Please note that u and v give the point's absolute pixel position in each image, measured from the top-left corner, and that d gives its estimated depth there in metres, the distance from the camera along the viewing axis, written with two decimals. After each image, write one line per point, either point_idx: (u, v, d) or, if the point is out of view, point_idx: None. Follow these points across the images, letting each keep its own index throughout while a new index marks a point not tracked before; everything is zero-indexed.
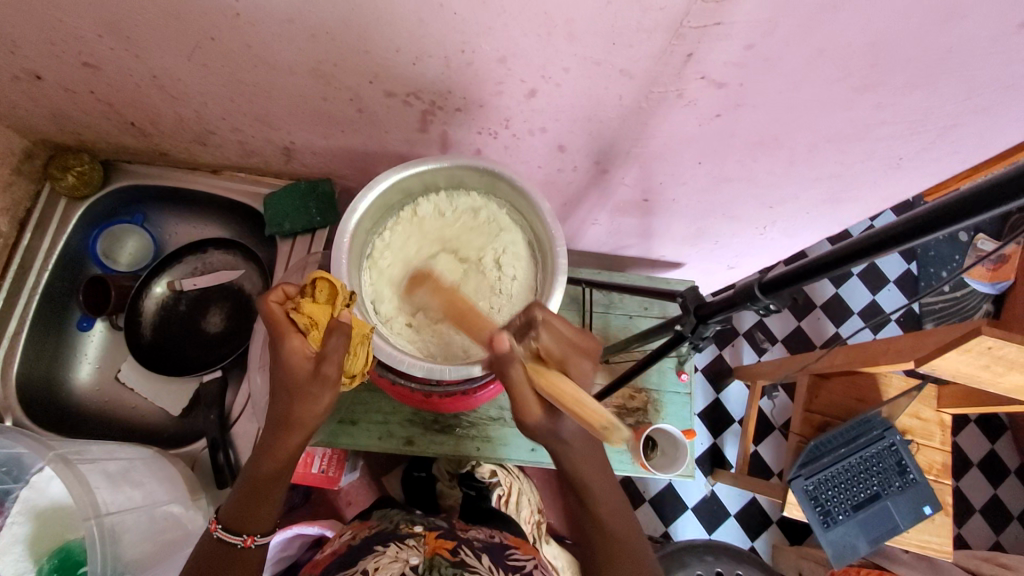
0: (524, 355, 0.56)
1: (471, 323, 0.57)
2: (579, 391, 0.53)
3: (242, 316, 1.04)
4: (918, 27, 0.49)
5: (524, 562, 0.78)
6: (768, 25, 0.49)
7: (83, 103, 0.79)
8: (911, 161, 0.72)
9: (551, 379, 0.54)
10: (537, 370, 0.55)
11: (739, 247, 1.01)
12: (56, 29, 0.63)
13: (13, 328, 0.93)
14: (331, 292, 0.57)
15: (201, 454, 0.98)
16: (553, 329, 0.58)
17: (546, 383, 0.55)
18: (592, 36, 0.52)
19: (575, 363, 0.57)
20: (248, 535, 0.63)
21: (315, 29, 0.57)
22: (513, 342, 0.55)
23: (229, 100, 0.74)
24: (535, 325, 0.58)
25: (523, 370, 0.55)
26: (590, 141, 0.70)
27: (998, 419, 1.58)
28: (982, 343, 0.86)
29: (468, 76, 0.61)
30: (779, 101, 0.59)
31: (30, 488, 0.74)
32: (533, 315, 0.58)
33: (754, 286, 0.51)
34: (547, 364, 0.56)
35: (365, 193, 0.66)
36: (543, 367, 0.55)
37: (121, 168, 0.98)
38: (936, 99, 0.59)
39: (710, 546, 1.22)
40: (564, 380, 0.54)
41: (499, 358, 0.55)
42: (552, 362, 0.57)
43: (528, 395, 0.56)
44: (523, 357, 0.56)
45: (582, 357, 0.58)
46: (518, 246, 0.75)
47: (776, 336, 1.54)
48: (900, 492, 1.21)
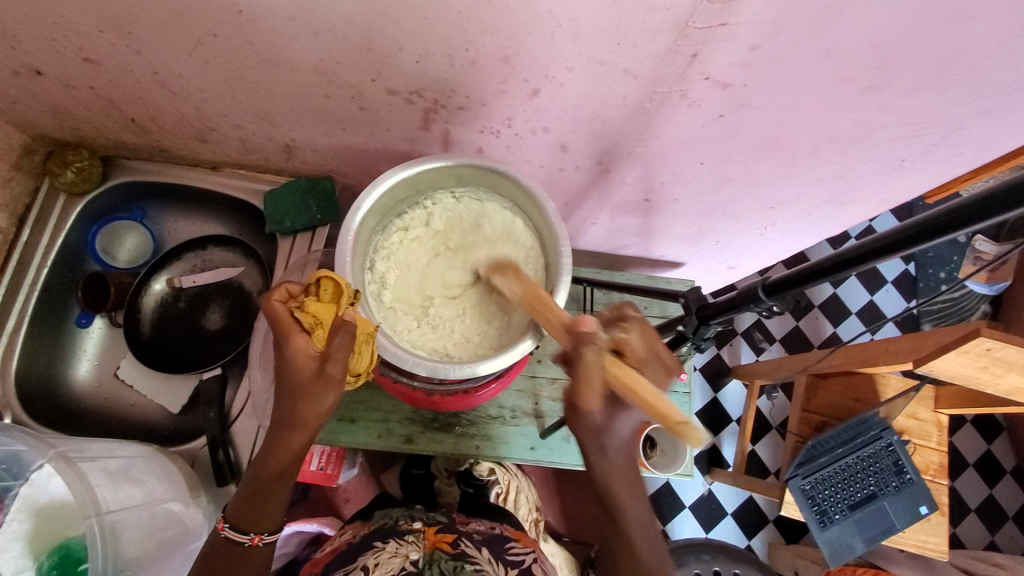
0: (606, 345, 0.55)
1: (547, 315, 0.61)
2: (657, 391, 0.53)
3: (241, 313, 1.04)
4: (923, 29, 0.49)
5: (524, 555, 0.78)
6: (773, 27, 0.49)
7: (82, 99, 0.79)
8: (913, 163, 0.72)
9: (627, 372, 0.54)
10: (617, 362, 0.55)
11: (740, 247, 1.01)
12: (57, 24, 0.63)
13: (12, 324, 0.93)
14: (335, 291, 0.57)
15: (200, 451, 0.98)
16: (644, 327, 0.58)
17: (623, 376, 0.54)
18: (596, 35, 0.52)
19: (654, 367, 0.57)
20: (256, 533, 0.63)
21: (318, 27, 0.57)
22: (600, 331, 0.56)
23: (230, 97, 0.73)
24: (625, 321, 0.58)
25: (601, 358, 0.54)
26: (593, 140, 0.70)
27: (995, 420, 1.59)
28: (981, 345, 0.86)
29: (472, 75, 0.61)
30: (783, 103, 0.59)
31: (29, 486, 0.73)
32: (625, 311, 0.59)
33: (756, 288, 0.50)
34: (627, 358, 0.56)
35: (368, 192, 0.66)
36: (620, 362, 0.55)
37: (121, 164, 0.97)
38: (940, 102, 0.59)
39: (707, 545, 1.23)
40: (642, 379, 0.54)
41: (581, 338, 0.55)
42: (633, 359, 0.56)
43: (596, 384, 0.54)
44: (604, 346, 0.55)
45: (659, 365, 0.58)
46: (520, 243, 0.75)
47: (774, 336, 1.55)
48: (896, 492, 1.21)
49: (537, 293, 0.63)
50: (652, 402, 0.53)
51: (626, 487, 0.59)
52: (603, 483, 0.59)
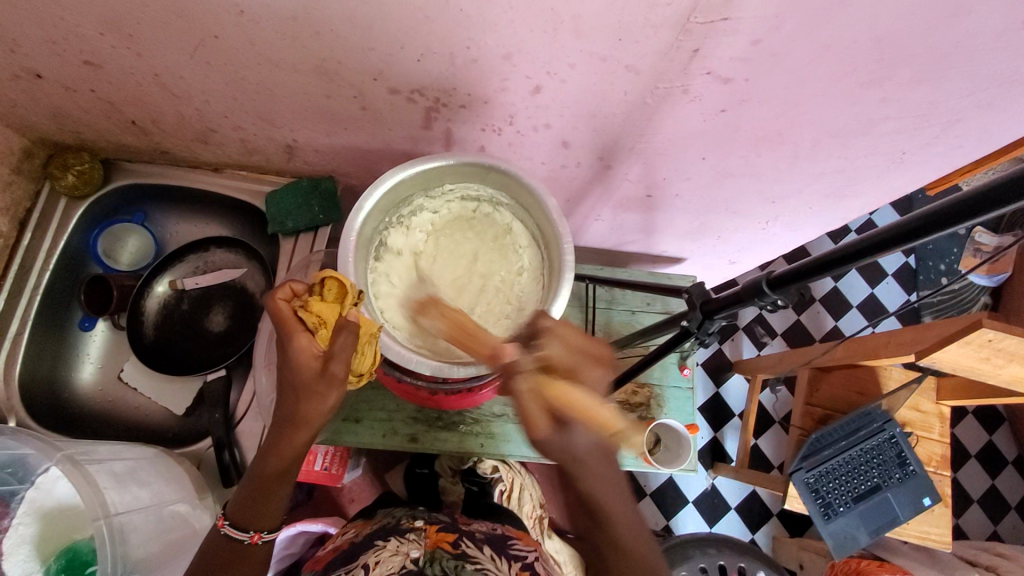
0: (531, 365, 0.57)
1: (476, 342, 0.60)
2: (594, 402, 0.56)
3: (244, 315, 1.03)
4: (925, 21, 0.49)
5: (525, 552, 0.79)
6: (775, 21, 0.49)
7: (83, 102, 0.79)
8: (914, 155, 0.72)
9: (560, 390, 0.56)
10: (549, 380, 0.56)
11: (742, 242, 1.01)
12: (58, 27, 0.63)
13: (15, 328, 0.93)
14: (339, 290, 0.58)
15: (206, 453, 0.98)
16: (562, 334, 0.59)
17: (558, 395, 0.56)
18: (598, 32, 0.52)
19: (590, 368, 0.58)
20: (255, 531, 0.64)
21: (319, 27, 0.57)
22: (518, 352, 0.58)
23: (231, 98, 0.73)
24: (540, 334, 0.59)
25: (532, 380, 0.57)
26: (594, 137, 0.70)
27: (997, 411, 1.59)
28: (982, 336, 0.87)
29: (473, 74, 0.61)
30: (784, 97, 0.59)
31: (36, 490, 0.73)
32: (539, 324, 0.60)
33: (760, 282, 0.50)
34: (556, 372, 0.57)
35: (372, 189, 0.66)
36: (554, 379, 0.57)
37: (121, 167, 0.97)
38: (941, 94, 0.59)
39: (713, 539, 1.23)
40: (573, 390, 0.56)
41: (507, 369, 0.58)
42: (563, 370, 0.57)
43: (536, 409, 0.57)
44: (530, 368, 0.57)
45: (592, 361, 0.59)
46: (521, 242, 0.75)
47: (775, 331, 1.55)
48: (900, 484, 1.22)
49: (463, 322, 0.61)
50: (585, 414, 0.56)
51: (602, 479, 0.61)
52: (580, 485, 0.61)
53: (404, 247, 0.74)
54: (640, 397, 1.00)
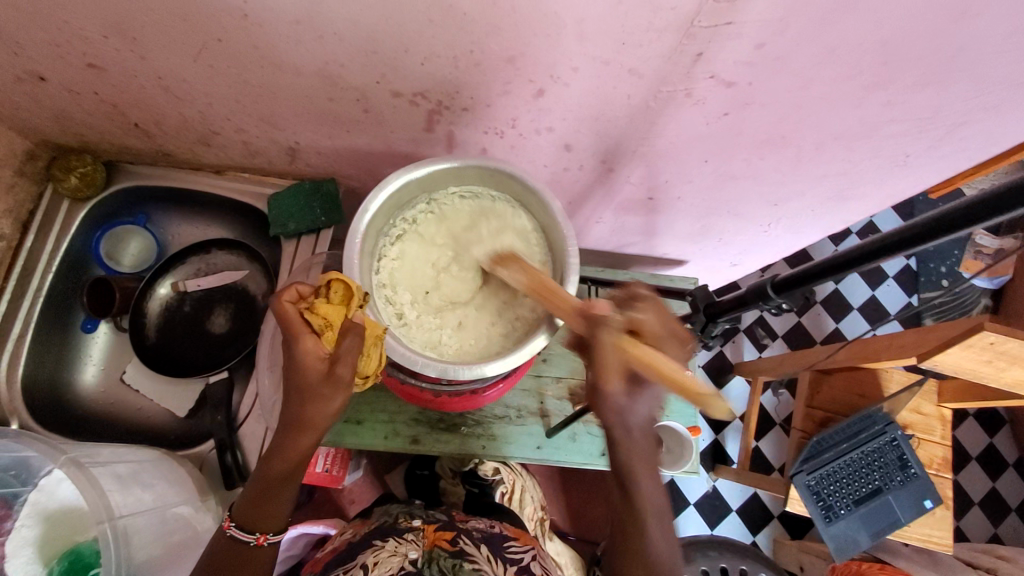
0: (619, 325, 0.56)
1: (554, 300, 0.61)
2: (676, 364, 0.52)
3: (246, 317, 1.03)
4: (929, 26, 0.49)
5: (522, 554, 0.78)
6: (778, 25, 0.49)
7: (87, 104, 0.79)
8: (917, 158, 0.72)
9: (646, 351, 0.53)
10: (634, 342, 0.54)
11: (743, 245, 1.01)
12: (62, 30, 0.63)
13: (17, 330, 0.93)
14: (344, 294, 0.58)
15: (209, 456, 0.98)
16: (655, 306, 0.57)
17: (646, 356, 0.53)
18: (602, 36, 0.52)
19: (671, 344, 0.55)
20: (262, 532, 0.64)
21: (323, 30, 0.57)
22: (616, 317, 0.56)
23: (235, 101, 0.73)
24: (637, 300, 0.58)
25: (617, 338, 0.55)
26: (597, 140, 0.70)
27: (998, 413, 1.59)
28: (984, 339, 0.87)
29: (476, 77, 0.61)
30: (787, 101, 0.60)
31: (39, 491, 0.74)
32: (632, 291, 0.59)
33: (766, 285, 0.51)
34: (644, 338, 0.56)
35: (375, 193, 0.66)
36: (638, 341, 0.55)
37: (124, 169, 0.98)
38: (943, 97, 0.59)
39: (713, 541, 1.23)
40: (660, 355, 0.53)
41: (596, 320, 0.56)
42: (649, 337, 0.55)
43: (616, 366, 0.54)
44: (617, 327, 0.56)
45: (675, 340, 0.56)
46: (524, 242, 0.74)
47: (776, 333, 1.55)
48: (901, 487, 1.22)
49: (545, 282, 0.63)
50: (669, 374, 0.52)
51: (644, 463, 0.56)
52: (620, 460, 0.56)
53: (404, 249, 0.74)
54: None
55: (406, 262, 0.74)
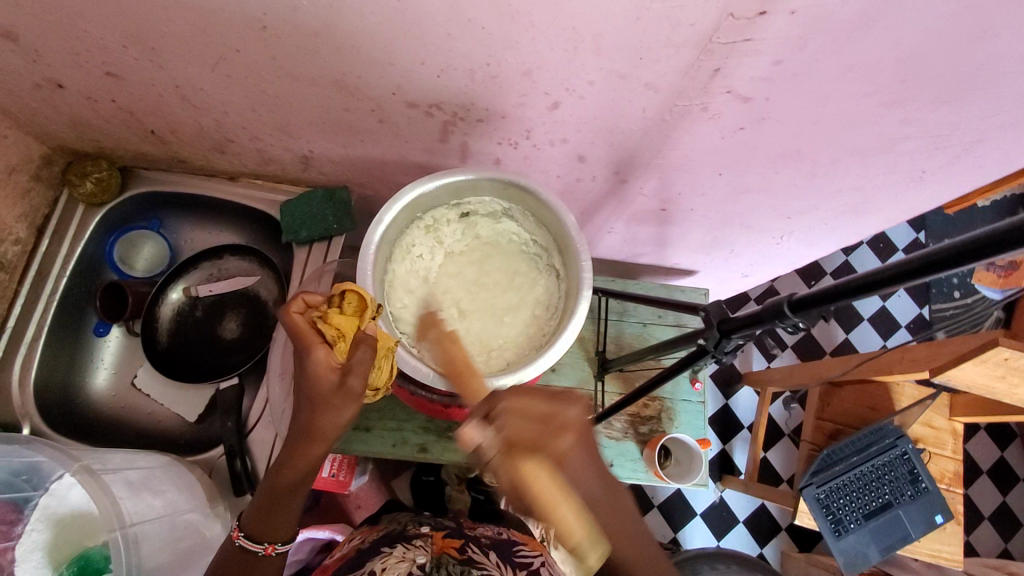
0: (492, 446, 0.52)
1: (467, 390, 0.61)
2: (554, 496, 0.50)
3: (257, 323, 1.04)
4: (951, 43, 0.49)
5: (531, 558, 0.78)
6: (798, 42, 0.49)
7: (104, 111, 0.80)
8: (933, 175, 0.71)
9: (533, 475, 0.50)
10: (516, 461, 0.51)
11: (755, 257, 1.01)
12: (82, 40, 0.64)
13: (30, 333, 0.94)
14: (359, 305, 0.57)
15: (218, 461, 0.97)
16: (514, 409, 0.53)
17: (526, 484, 0.50)
18: (618, 51, 0.52)
19: (570, 445, 0.53)
20: (270, 543, 0.63)
21: (340, 43, 0.57)
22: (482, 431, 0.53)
23: (250, 110, 0.74)
24: (496, 407, 0.54)
25: (501, 462, 0.52)
26: (610, 152, 0.70)
27: (1009, 427, 1.58)
28: (999, 355, 0.86)
29: (492, 89, 0.61)
30: (804, 116, 0.59)
31: (50, 495, 0.74)
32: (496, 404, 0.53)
33: (782, 304, 0.50)
34: (521, 448, 0.51)
35: (390, 204, 0.66)
36: (521, 456, 0.51)
37: (138, 175, 0.98)
38: (963, 115, 0.59)
39: (721, 554, 1.22)
40: (546, 477, 0.51)
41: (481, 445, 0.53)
42: (522, 447, 0.52)
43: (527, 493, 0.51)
44: (494, 447, 0.52)
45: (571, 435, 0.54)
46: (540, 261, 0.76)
47: (785, 343, 1.54)
48: (912, 501, 1.21)
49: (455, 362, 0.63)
50: (547, 509, 0.50)
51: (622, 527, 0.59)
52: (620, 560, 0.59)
53: (425, 256, 0.75)
54: (651, 410, 0.99)
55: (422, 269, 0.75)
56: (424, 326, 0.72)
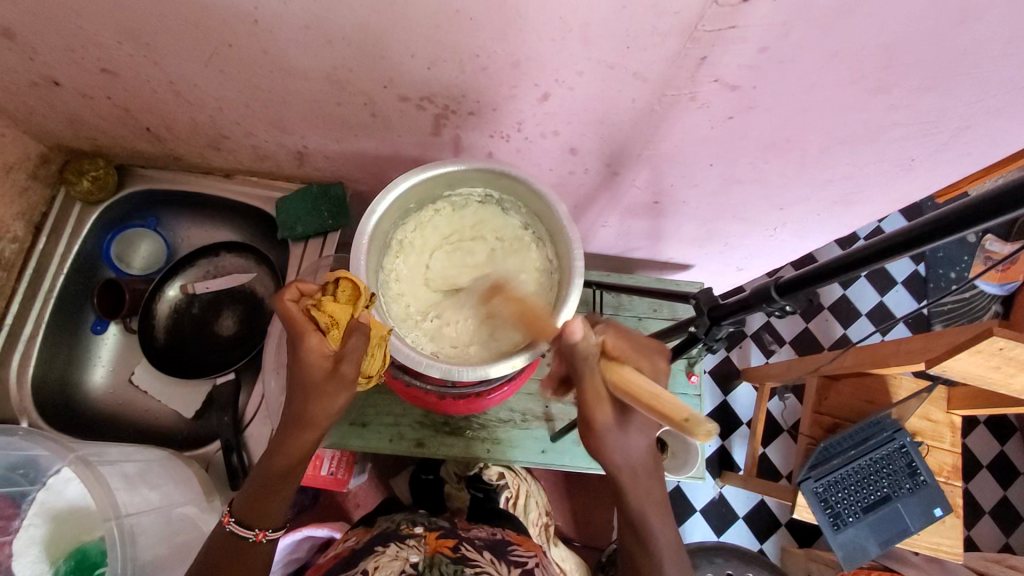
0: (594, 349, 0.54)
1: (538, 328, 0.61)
2: (658, 388, 0.49)
3: (254, 319, 1.05)
4: (933, 29, 0.49)
5: (525, 559, 0.79)
6: (782, 29, 0.49)
7: (99, 109, 0.80)
8: (923, 162, 0.72)
9: (625, 373, 0.52)
10: (614, 366, 0.53)
11: (749, 249, 1.01)
12: (76, 36, 0.64)
13: (29, 330, 0.95)
14: (352, 292, 0.58)
15: (215, 456, 0.98)
16: (616, 327, 0.57)
17: (619, 376, 0.52)
18: (606, 40, 0.53)
19: (641, 359, 0.56)
20: (261, 528, 0.64)
21: (331, 36, 0.58)
22: (586, 332, 0.54)
23: (244, 105, 0.74)
24: (597, 325, 0.57)
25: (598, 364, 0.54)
26: (602, 144, 0.71)
27: (1008, 421, 1.58)
28: (993, 344, 0.86)
29: (483, 81, 0.61)
30: (792, 105, 0.60)
31: (47, 490, 0.75)
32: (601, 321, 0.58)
33: (768, 288, 0.51)
34: (618, 359, 0.54)
35: (383, 195, 0.66)
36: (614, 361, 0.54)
37: (135, 173, 0.99)
38: (949, 101, 0.59)
39: (721, 550, 1.22)
40: (638, 377, 0.52)
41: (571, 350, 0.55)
42: (619, 357, 0.55)
43: (602, 392, 0.55)
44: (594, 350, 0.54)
45: (646, 355, 0.57)
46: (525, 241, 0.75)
47: (783, 338, 1.54)
48: (910, 494, 1.21)
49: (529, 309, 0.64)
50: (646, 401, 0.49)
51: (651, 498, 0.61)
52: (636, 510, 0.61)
53: (410, 251, 0.75)
54: None
55: (407, 265, 0.75)
56: (421, 326, 0.72)
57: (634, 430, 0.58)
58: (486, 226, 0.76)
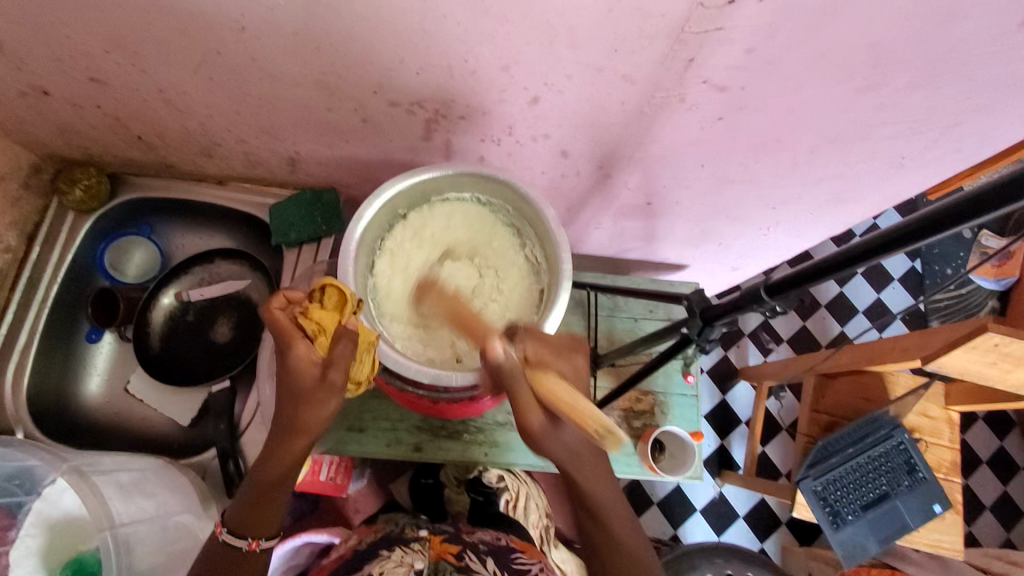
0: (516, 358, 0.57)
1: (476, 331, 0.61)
2: (574, 395, 0.53)
3: (248, 326, 1.04)
4: (920, 27, 0.49)
5: (529, 566, 0.78)
6: (768, 30, 0.49)
7: (90, 118, 0.80)
8: (914, 160, 0.72)
9: (551, 383, 0.55)
10: (535, 372, 0.56)
11: (743, 249, 1.01)
12: (64, 46, 0.64)
13: (23, 341, 0.94)
14: (339, 299, 0.58)
15: (211, 464, 0.97)
16: (535, 333, 0.59)
17: (542, 383, 0.55)
18: (594, 43, 0.53)
19: (564, 361, 0.59)
20: (253, 538, 0.64)
21: (319, 42, 0.58)
22: (506, 347, 0.56)
23: (234, 112, 0.74)
24: (518, 333, 0.59)
25: (519, 373, 0.56)
26: (593, 146, 0.70)
27: (1007, 416, 1.58)
28: (988, 340, 0.86)
29: (471, 85, 0.61)
30: (781, 105, 0.60)
31: (42, 501, 0.75)
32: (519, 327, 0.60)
33: (759, 288, 0.51)
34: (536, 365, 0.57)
35: (372, 200, 0.66)
36: (537, 371, 0.56)
37: (127, 181, 0.99)
38: (938, 99, 0.59)
39: (719, 548, 1.22)
40: (556, 380, 0.55)
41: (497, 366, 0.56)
42: (538, 363, 0.57)
43: (529, 400, 0.56)
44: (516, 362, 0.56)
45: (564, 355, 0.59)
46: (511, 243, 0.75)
47: (780, 337, 1.54)
48: (909, 491, 1.20)
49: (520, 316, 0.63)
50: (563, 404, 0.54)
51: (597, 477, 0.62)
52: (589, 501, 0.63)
53: (398, 256, 0.74)
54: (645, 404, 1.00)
55: (394, 271, 0.74)
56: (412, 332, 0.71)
57: (564, 425, 0.59)
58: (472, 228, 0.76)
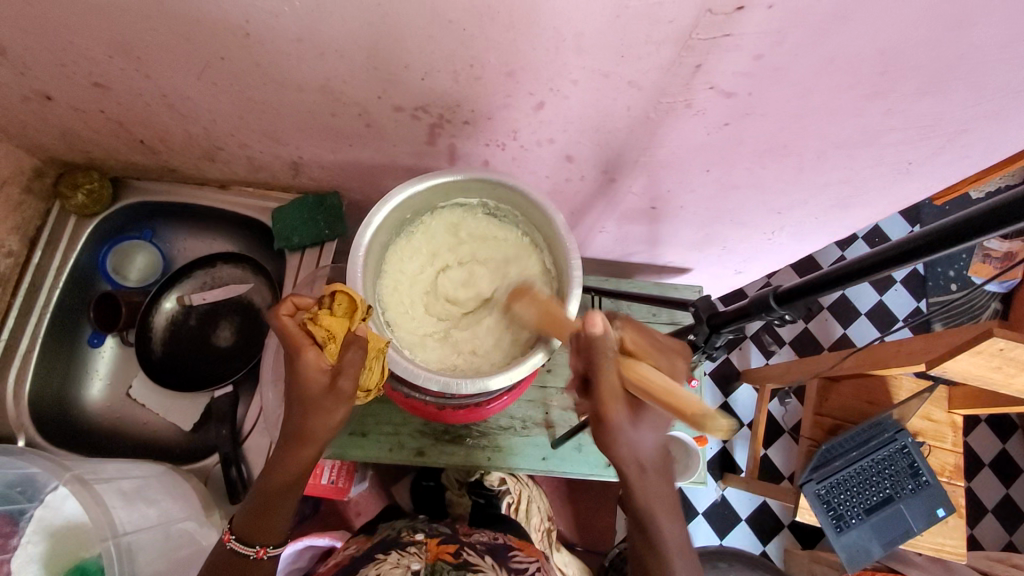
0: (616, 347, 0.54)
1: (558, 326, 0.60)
2: (673, 383, 0.50)
3: (251, 330, 1.04)
4: (929, 34, 0.49)
5: (527, 564, 0.79)
6: (776, 36, 0.49)
7: (92, 122, 0.80)
8: (920, 166, 0.71)
9: (645, 370, 0.52)
10: (631, 361, 0.54)
11: (747, 253, 1.01)
12: (68, 51, 0.64)
13: (24, 346, 0.94)
14: (349, 305, 0.57)
15: (212, 468, 0.98)
16: (632, 324, 0.58)
17: (637, 373, 0.53)
18: (601, 50, 0.52)
19: (662, 358, 0.57)
20: (261, 545, 0.64)
21: (325, 48, 0.57)
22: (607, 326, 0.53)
23: (237, 117, 0.74)
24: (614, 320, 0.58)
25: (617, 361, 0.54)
26: (598, 151, 0.70)
27: (1010, 418, 1.57)
28: (994, 345, 0.85)
29: (477, 91, 0.61)
30: (788, 110, 0.60)
31: (45, 507, 0.74)
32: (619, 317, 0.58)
33: (768, 296, 0.50)
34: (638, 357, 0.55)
35: (379, 207, 0.66)
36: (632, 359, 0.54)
37: (129, 185, 0.98)
38: (945, 105, 0.59)
39: (723, 553, 1.21)
40: (654, 370, 0.52)
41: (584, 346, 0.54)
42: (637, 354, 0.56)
43: (618, 391, 0.54)
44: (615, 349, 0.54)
45: (666, 353, 0.58)
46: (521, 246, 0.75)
47: (783, 339, 1.54)
48: (913, 495, 1.20)
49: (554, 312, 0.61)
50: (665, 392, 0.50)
51: (660, 496, 0.60)
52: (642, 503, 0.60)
53: (405, 262, 0.74)
54: None
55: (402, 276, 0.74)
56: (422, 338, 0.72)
57: (647, 426, 0.57)
58: (484, 233, 0.75)
